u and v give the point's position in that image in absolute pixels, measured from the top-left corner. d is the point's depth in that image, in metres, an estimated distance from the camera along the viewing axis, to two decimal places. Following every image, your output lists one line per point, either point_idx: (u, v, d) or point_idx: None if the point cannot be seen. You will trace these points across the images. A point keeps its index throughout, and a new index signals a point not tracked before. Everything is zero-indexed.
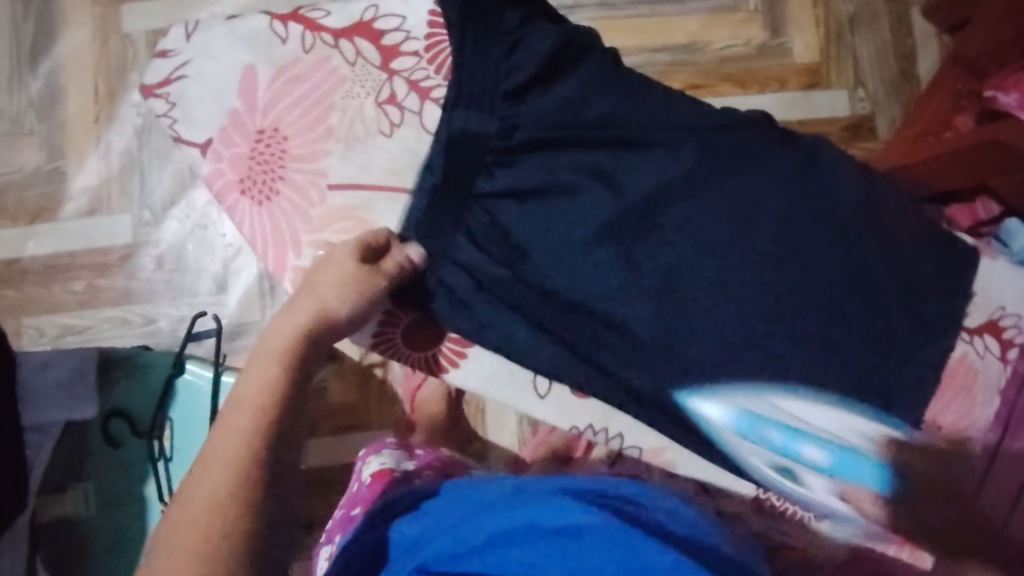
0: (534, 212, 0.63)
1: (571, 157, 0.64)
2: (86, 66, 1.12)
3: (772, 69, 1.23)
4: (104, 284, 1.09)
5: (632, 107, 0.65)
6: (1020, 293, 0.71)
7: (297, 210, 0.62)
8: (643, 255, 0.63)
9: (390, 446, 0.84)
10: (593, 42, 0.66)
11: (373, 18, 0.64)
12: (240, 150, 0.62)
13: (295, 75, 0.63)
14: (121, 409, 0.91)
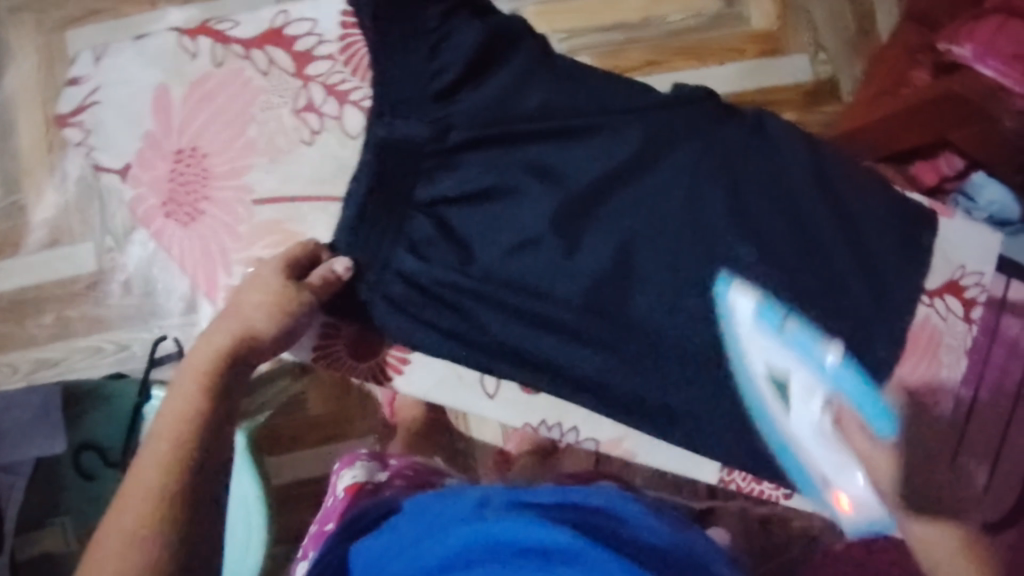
0: (477, 216, 0.61)
1: (509, 154, 0.61)
2: (33, 96, 1.10)
3: (729, 39, 1.22)
4: (73, 314, 1.08)
5: (561, 95, 0.63)
6: (980, 249, 0.69)
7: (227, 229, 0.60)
8: (591, 245, 0.62)
9: (363, 458, 0.82)
10: (519, 30, 0.64)
11: (285, 24, 0.62)
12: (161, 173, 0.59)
13: (206, 90, 0.60)
14: (91, 441, 0.89)
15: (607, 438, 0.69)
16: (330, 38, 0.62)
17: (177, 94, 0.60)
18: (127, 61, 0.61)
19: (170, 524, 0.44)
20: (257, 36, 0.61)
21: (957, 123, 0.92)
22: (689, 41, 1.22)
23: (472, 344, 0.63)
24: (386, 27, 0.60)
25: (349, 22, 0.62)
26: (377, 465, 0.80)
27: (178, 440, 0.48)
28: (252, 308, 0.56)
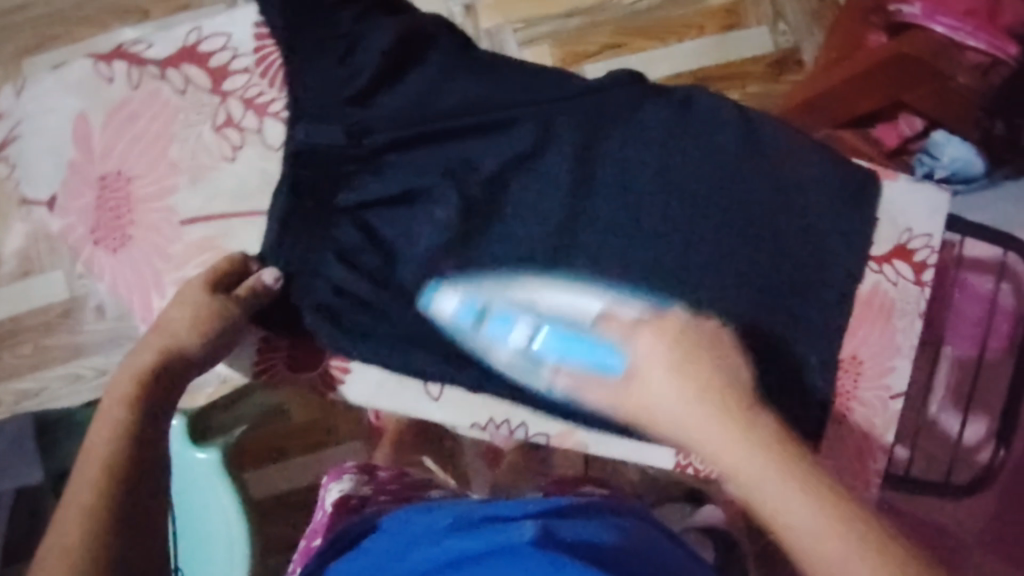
0: (402, 217, 0.63)
1: (430, 154, 0.63)
2: None
3: (687, 16, 1.21)
4: (50, 343, 1.09)
5: (478, 89, 0.64)
6: (927, 210, 0.68)
7: (158, 251, 0.61)
8: (518, 236, 0.64)
9: (350, 470, 0.81)
10: (435, 29, 0.65)
11: (198, 42, 0.63)
12: (89, 201, 0.60)
13: (126, 113, 0.61)
14: (68, 469, 0.90)
15: (556, 432, 0.69)
16: (245, 51, 0.63)
17: (96, 121, 0.61)
18: (48, 90, 0.61)
19: (103, 542, 0.44)
20: (171, 54, 0.62)
21: (911, 83, 0.91)
22: (648, 21, 1.21)
23: (410, 342, 0.63)
24: (300, 33, 0.61)
25: (262, 34, 0.63)
26: (366, 479, 0.79)
27: (118, 458, 0.48)
28: (187, 325, 0.56)
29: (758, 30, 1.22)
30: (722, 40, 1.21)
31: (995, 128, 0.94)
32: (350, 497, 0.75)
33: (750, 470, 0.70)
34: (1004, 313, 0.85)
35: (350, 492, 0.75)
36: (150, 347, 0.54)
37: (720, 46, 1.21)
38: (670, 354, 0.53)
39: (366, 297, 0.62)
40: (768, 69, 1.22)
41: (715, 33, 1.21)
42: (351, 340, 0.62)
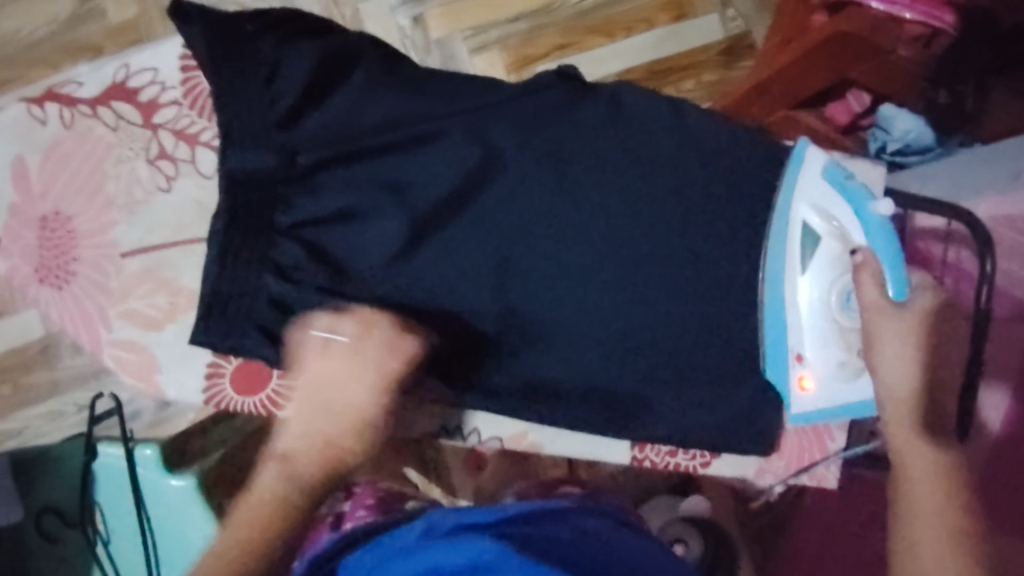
0: (341, 235, 0.64)
1: (364, 170, 0.64)
2: None
3: (635, 11, 1.22)
4: (28, 382, 1.10)
5: (405, 104, 0.65)
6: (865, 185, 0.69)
7: (102, 287, 0.62)
8: (453, 247, 0.66)
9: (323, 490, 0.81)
10: (361, 48, 0.67)
11: (126, 78, 0.63)
12: (30, 243, 0.61)
13: (60, 154, 0.62)
14: (50, 506, 0.91)
15: (510, 435, 0.74)
16: (173, 84, 0.64)
17: (32, 163, 0.62)
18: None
19: None
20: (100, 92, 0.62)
21: (855, 59, 0.91)
22: (596, 19, 1.22)
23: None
24: (224, 63, 0.62)
25: (189, 65, 0.64)
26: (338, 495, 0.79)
27: None
28: None
29: (706, 19, 1.23)
30: (671, 32, 1.23)
31: (938, 97, 0.94)
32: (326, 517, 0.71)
33: (705, 460, 0.75)
34: (967, 278, 0.84)
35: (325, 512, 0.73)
36: None
37: (670, 38, 1.22)
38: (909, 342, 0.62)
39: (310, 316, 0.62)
40: (720, 56, 1.23)
41: (665, 25, 1.23)
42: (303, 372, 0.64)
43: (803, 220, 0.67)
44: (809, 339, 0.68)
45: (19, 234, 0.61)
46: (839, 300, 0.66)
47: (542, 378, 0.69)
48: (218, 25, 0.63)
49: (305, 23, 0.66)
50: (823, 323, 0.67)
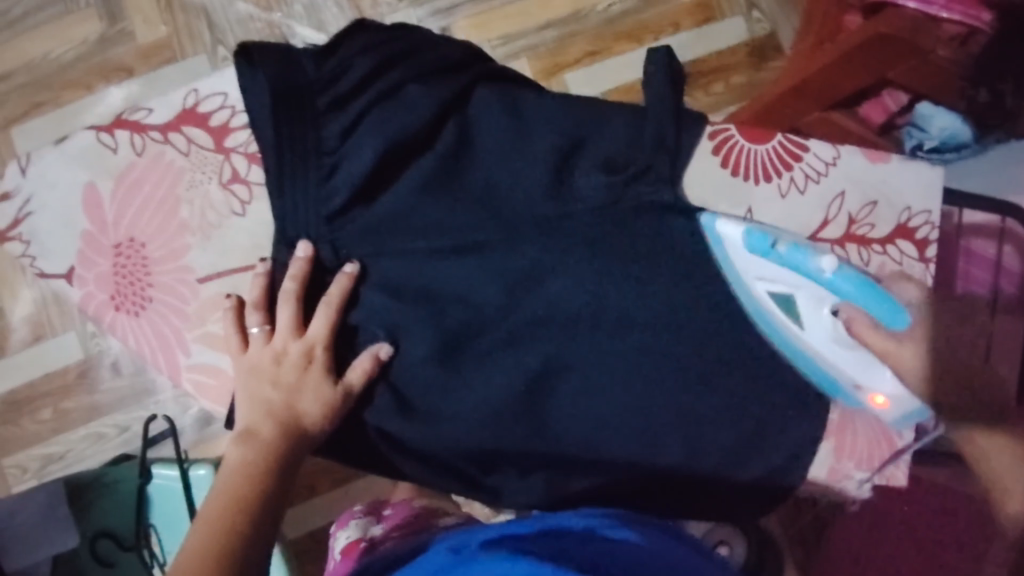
0: (404, 257, 0.65)
1: (443, 185, 0.65)
2: None
3: (662, 15, 1.23)
4: (70, 404, 1.09)
5: (474, 120, 0.66)
6: (923, 188, 0.69)
7: (179, 311, 0.63)
8: (502, 267, 0.65)
9: (357, 515, 0.82)
10: (414, 52, 0.66)
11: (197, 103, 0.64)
12: (104, 269, 0.61)
13: (135, 180, 0.62)
14: (105, 529, 0.90)
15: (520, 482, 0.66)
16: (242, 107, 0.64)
17: (105, 189, 0.62)
18: (52, 165, 0.62)
19: None
20: (171, 117, 0.62)
21: (894, 61, 0.91)
22: (625, 25, 1.22)
23: (425, 372, 0.65)
24: (276, 103, 0.62)
25: None
26: (373, 519, 0.79)
27: None
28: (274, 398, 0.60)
29: (734, 21, 1.23)
30: (698, 36, 1.23)
31: (979, 96, 0.92)
32: (359, 539, 0.74)
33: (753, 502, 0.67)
34: (1011, 276, 0.85)
35: (358, 535, 0.75)
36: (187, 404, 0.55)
37: (699, 41, 1.23)
38: (917, 338, 0.58)
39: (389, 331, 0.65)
40: (748, 58, 1.23)
41: (692, 28, 1.23)
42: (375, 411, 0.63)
43: (763, 290, 0.62)
44: (852, 369, 0.61)
45: (93, 260, 0.61)
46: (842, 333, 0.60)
47: (601, 408, 0.65)
48: (272, 64, 0.63)
49: (367, 36, 0.65)
50: (849, 354, 0.61)
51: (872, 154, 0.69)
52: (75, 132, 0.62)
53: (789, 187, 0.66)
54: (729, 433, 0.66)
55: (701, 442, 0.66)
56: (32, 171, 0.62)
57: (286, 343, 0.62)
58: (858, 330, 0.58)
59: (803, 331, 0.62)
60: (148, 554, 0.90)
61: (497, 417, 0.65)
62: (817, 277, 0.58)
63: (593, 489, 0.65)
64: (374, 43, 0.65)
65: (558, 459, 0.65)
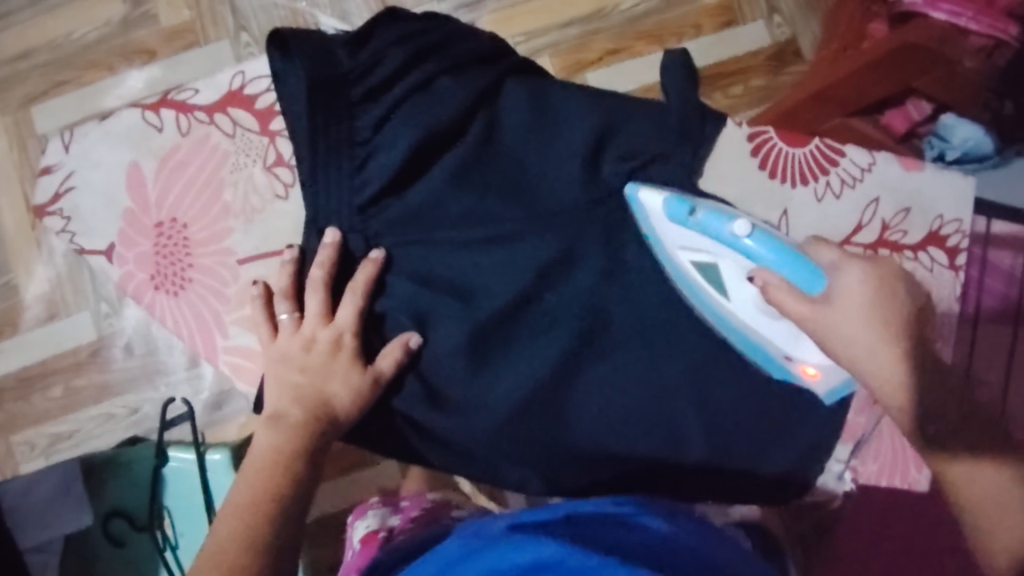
0: (435, 249, 0.63)
1: (483, 173, 0.63)
2: (9, 176, 1.13)
3: (685, 17, 1.23)
4: (81, 384, 1.09)
5: (509, 110, 0.64)
6: (955, 198, 0.69)
7: (219, 293, 0.62)
8: (528, 257, 0.63)
9: (375, 507, 0.82)
10: (450, 41, 0.63)
11: (243, 86, 0.63)
12: (146, 248, 0.61)
13: (180, 162, 0.62)
14: (120, 510, 0.89)
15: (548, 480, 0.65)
16: None
17: (149, 168, 0.62)
18: (98, 143, 0.62)
19: None
20: (217, 100, 0.62)
21: (920, 70, 0.92)
22: (647, 25, 1.22)
23: (453, 368, 0.62)
24: (311, 91, 0.59)
25: None
26: (390, 510, 0.80)
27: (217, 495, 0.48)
28: (307, 386, 0.59)
29: (756, 25, 1.24)
30: (720, 38, 1.24)
31: (1003, 109, 0.94)
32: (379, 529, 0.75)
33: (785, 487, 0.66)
34: None
35: (376, 525, 0.76)
36: None
37: (720, 44, 1.23)
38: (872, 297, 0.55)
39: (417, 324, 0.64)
40: (768, 62, 1.24)
41: (714, 31, 1.24)
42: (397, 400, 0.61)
43: (689, 261, 0.60)
44: (778, 341, 0.59)
45: (135, 239, 0.61)
46: (762, 307, 0.58)
47: (626, 412, 0.63)
48: (305, 51, 0.60)
49: (398, 24, 0.62)
50: (763, 324, 0.59)
51: (905, 162, 0.69)
52: (121, 110, 0.62)
53: (824, 191, 0.67)
54: (761, 435, 0.65)
55: (737, 446, 0.64)
56: (76, 149, 0.63)
57: (314, 331, 0.60)
58: (776, 296, 0.56)
59: (728, 301, 0.60)
60: (161, 536, 0.89)
61: (525, 415, 0.62)
62: (787, 247, 0.56)
63: (618, 479, 0.64)
64: (407, 31, 0.62)
65: (585, 455, 0.63)
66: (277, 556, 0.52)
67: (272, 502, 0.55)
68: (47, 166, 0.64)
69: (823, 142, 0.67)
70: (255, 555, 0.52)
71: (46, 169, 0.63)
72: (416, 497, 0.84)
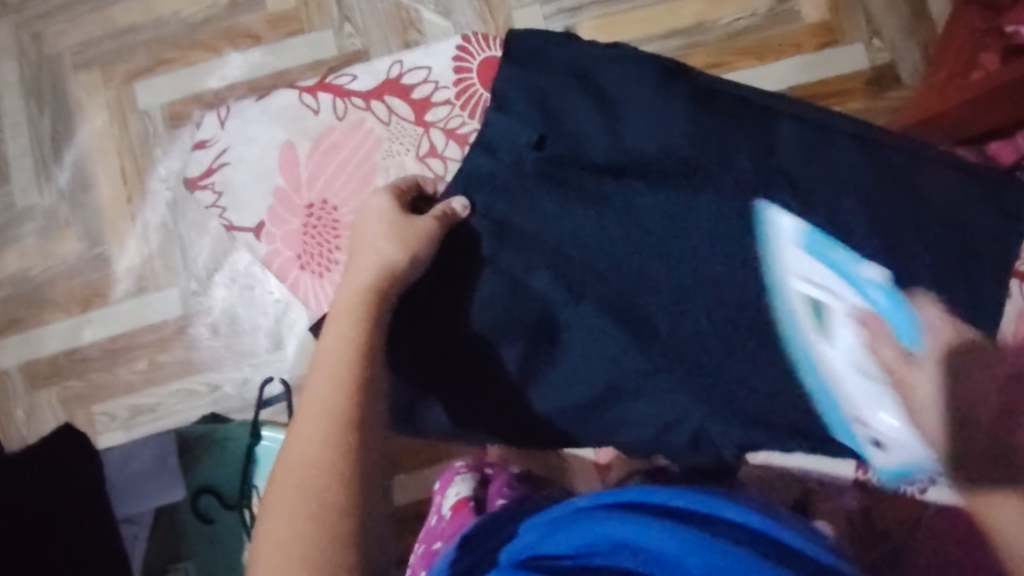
0: (553, 261, 0.73)
1: (596, 213, 0.73)
2: (109, 148, 1.21)
3: (785, 35, 1.21)
4: (164, 358, 1.17)
5: (688, 127, 0.74)
6: None
7: (355, 190, 0.86)
8: (593, 228, 0.73)
9: (461, 472, 0.86)
10: (525, 94, 0.78)
11: (400, 77, 0.88)
12: (297, 226, 0.86)
13: (331, 139, 0.87)
14: (207, 486, 0.96)
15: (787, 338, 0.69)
16: (442, 83, 0.87)
17: (301, 147, 0.88)
18: (256, 127, 0.90)
19: (338, 494, 0.54)
20: (378, 88, 0.87)
21: None
22: (746, 41, 1.22)
23: (591, 338, 0.72)
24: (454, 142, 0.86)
25: (455, 68, 0.87)
26: (477, 478, 0.83)
27: (331, 460, 0.56)
28: (330, 370, 0.61)
29: (856, 46, 1.20)
30: (820, 59, 1.21)
31: None
32: (468, 500, 0.78)
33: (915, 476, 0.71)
34: None
35: (464, 495, 0.79)
36: (324, 399, 0.59)
37: (819, 64, 1.20)
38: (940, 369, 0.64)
39: (556, 303, 0.73)
40: (866, 85, 1.19)
41: (813, 52, 1.21)
42: (553, 380, 0.73)
43: None
44: None
45: (288, 218, 0.86)
46: None
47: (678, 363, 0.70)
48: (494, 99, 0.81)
49: (528, 108, 0.77)
50: None
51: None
52: (287, 96, 0.89)
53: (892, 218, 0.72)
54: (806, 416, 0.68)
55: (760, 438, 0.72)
56: (236, 136, 0.90)
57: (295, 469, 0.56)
58: None
59: None
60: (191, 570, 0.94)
61: (589, 384, 0.72)
62: None
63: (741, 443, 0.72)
64: (535, 97, 0.78)
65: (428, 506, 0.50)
66: (349, 484, 0.55)
67: (339, 433, 0.57)
68: (202, 140, 0.94)
69: (913, 168, 0.72)
70: (334, 479, 0.55)
71: (203, 145, 0.92)
72: (500, 471, 0.86)
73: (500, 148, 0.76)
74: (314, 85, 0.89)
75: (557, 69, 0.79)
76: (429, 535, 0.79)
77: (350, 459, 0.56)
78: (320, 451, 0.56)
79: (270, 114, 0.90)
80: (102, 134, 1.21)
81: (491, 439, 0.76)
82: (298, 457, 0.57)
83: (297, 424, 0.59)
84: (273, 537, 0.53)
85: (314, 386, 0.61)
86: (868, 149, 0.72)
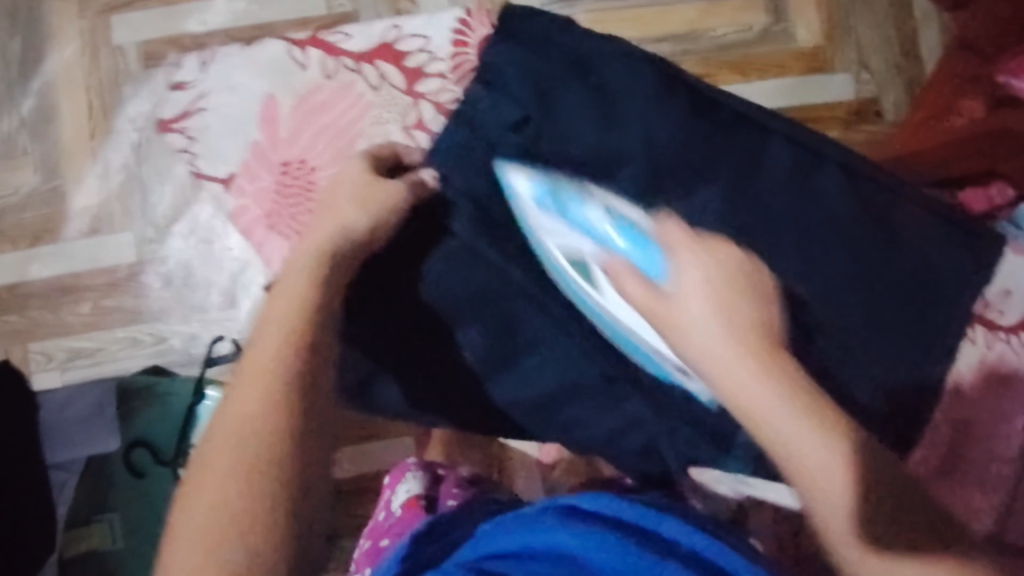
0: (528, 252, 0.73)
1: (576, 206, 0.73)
2: (76, 81, 1.16)
3: (778, 54, 1.22)
4: (110, 304, 1.13)
5: (677, 129, 0.74)
6: None
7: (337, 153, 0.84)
8: None
9: (415, 469, 0.81)
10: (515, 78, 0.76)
11: (395, 41, 0.86)
12: (269, 183, 0.84)
13: (318, 97, 0.85)
14: (142, 439, 0.94)
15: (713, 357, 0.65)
16: (438, 56, 0.86)
17: (283, 102, 0.85)
18: (239, 75, 0.87)
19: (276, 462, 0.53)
20: (371, 50, 0.86)
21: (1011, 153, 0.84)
22: (734, 55, 1.21)
23: (554, 334, 0.72)
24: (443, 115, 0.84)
25: (452, 40, 0.86)
26: (428, 475, 0.80)
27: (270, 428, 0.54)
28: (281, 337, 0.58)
29: (844, 77, 1.21)
30: (804, 81, 1.22)
31: None
32: (420, 498, 0.76)
33: None
34: None
35: (417, 492, 0.77)
36: (272, 362, 0.57)
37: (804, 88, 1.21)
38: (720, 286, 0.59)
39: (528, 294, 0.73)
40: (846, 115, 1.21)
41: (798, 75, 1.21)
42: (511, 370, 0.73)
43: None
44: None
45: (261, 173, 0.84)
46: None
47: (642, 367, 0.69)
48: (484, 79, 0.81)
49: (517, 92, 0.76)
50: None
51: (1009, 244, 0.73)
52: (276, 46, 0.87)
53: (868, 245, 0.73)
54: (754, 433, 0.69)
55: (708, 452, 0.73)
56: (214, 80, 0.88)
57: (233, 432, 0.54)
58: None
59: None
60: (116, 524, 0.92)
61: (549, 376, 0.73)
62: None
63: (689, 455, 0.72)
64: (527, 82, 0.76)
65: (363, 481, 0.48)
66: (291, 454, 0.54)
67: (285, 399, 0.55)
68: (179, 82, 0.91)
69: (891, 202, 0.73)
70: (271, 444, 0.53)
71: (181, 85, 0.90)
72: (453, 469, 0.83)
73: (487, 128, 0.75)
74: (306, 38, 0.87)
75: (554, 55, 0.77)
76: (377, 531, 0.77)
77: (291, 431, 0.54)
78: (262, 415, 0.54)
79: (257, 64, 0.87)
80: (72, 65, 1.16)
81: (441, 418, 0.76)
82: (232, 415, 0.55)
83: (241, 384, 0.57)
84: (203, 506, 0.51)
85: (266, 347, 0.59)
86: (856, 178, 0.73)
